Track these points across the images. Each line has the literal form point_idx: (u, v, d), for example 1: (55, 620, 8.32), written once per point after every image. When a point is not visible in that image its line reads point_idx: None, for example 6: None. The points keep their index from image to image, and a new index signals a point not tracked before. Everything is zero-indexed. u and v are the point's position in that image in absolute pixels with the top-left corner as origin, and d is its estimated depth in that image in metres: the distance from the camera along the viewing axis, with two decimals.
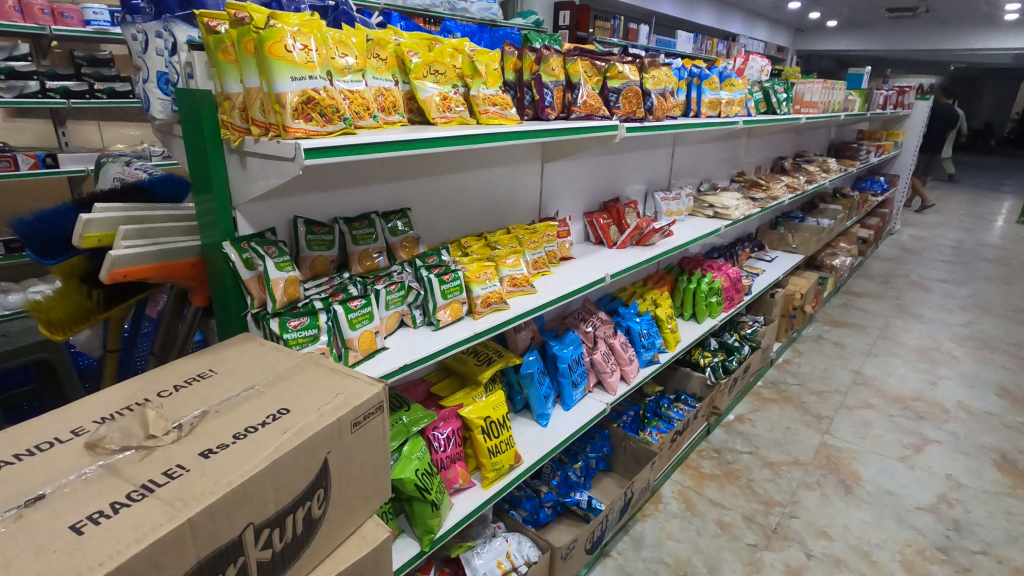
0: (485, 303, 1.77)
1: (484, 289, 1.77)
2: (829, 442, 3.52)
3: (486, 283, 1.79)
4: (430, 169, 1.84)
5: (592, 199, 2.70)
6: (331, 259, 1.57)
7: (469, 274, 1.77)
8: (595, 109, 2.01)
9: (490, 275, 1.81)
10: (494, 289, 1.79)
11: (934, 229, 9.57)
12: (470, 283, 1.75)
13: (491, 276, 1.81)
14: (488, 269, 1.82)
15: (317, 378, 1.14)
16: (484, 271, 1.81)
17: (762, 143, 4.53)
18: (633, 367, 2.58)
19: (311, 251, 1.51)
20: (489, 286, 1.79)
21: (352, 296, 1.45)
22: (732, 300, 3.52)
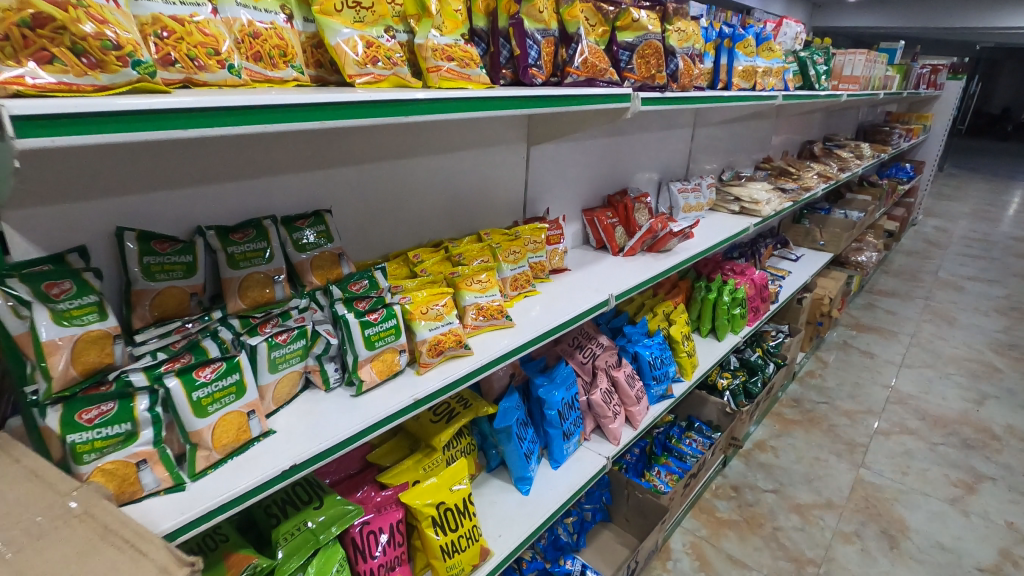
0: (436, 350, 1.22)
1: (433, 330, 1.23)
2: (864, 478, 3.02)
3: (438, 321, 1.24)
4: (360, 153, 1.28)
5: (593, 192, 2.14)
6: (191, 291, 1.03)
7: (412, 308, 1.23)
8: (598, 71, 1.44)
9: (444, 309, 1.27)
10: (449, 330, 1.25)
11: (958, 219, 8.97)
12: (412, 322, 1.21)
13: (447, 310, 1.27)
14: (442, 301, 1.28)
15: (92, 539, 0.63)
16: (435, 303, 1.27)
17: (791, 125, 3.94)
18: (642, 407, 2.05)
19: (154, 281, 0.98)
20: (443, 325, 1.25)
21: (206, 359, 0.90)
22: (758, 311, 2.98)
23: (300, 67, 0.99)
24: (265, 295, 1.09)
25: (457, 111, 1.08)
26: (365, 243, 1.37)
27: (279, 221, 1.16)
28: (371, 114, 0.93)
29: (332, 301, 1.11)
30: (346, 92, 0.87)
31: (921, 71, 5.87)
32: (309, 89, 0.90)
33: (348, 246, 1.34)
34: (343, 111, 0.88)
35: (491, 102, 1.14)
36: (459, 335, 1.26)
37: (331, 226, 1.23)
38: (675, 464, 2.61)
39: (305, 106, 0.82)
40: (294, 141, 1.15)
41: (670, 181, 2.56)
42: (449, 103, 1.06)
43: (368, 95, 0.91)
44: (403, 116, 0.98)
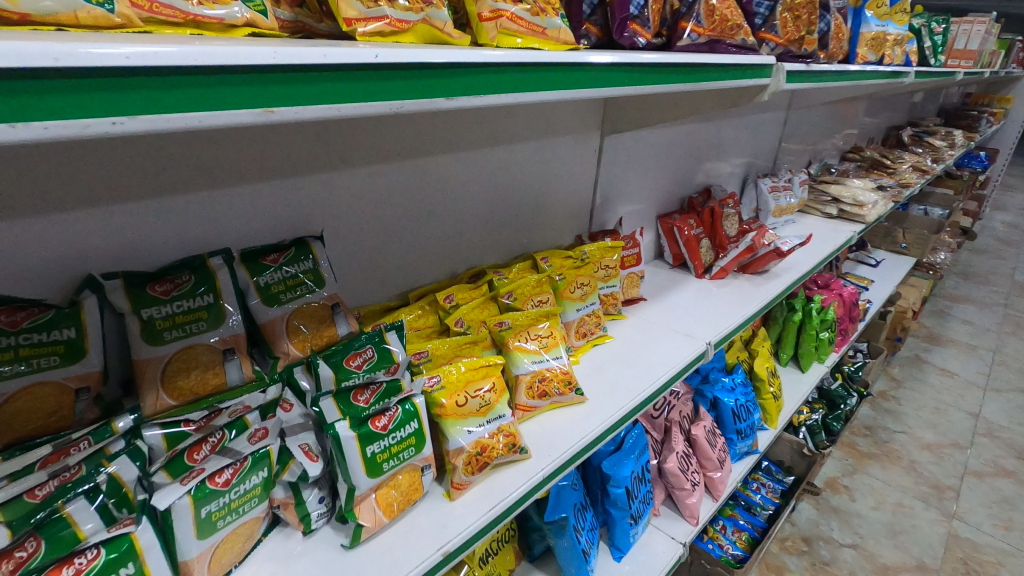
0: (479, 462, 0.79)
1: (474, 428, 0.80)
2: (959, 533, 2.56)
3: (481, 414, 0.82)
4: (368, 149, 0.84)
5: (672, 193, 1.66)
6: (83, 386, 0.61)
7: (440, 396, 0.80)
8: (727, 30, 0.96)
9: (490, 393, 0.84)
10: (498, 427, 0.82)
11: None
12: (445, 423, 0.78)
13: (494, 397, 0.84)
14: (487, 381, 0.85)
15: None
16: (476, 384, 0.83)
17: (881, 107, 3.36)
18: (725, 471, 1.61)
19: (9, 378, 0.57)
20: (488, 420, 0.82)
21: (66, 553, 0.51)
22: (845, 333, 2.49)
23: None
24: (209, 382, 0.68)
25: (531, 90, 0.63)
26: (374, 278, 0.94)
27: (238, 257, 0.74)
28: (380, 91, 0.48)
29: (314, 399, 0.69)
30: (320, 49, 0.42)
31: (1016, 47, 5.13)
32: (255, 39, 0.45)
33: (349, 282, 0.91)
34: (312, 89, 0.43)
35: (582, 70, 0.68)
36: (513, 431, 0.84)
37: (323, 260, 0.80)
38: (743, 517, 2.16)
39: (226, 74, 0.38)
40: (262, 132, 0.72)
41: (757, 177, 2.07)
42: (520, 72, 0.60)
43: (371, 55, 0.46)
44: (433, 97, 0.53)
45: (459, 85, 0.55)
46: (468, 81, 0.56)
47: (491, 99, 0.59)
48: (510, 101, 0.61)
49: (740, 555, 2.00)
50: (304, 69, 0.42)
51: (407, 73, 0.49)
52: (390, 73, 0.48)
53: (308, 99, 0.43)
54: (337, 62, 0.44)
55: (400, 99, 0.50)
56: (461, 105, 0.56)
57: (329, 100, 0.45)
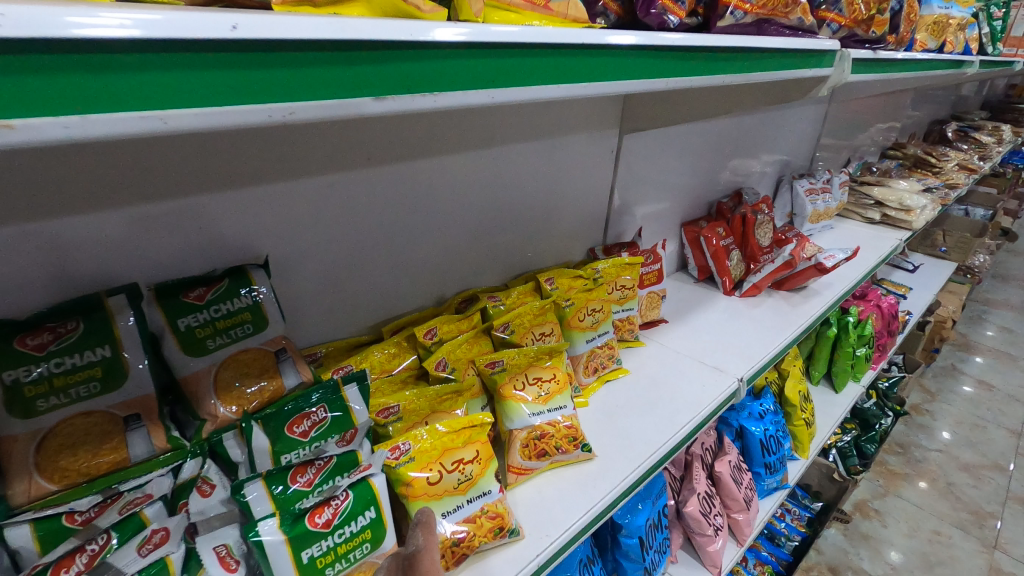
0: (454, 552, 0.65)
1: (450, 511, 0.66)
2: (1002, 567, 2.35)
3: (461, 491, 0.67)
4: (326, 154, 0.68)
5: (698, 197, 1.48)
6: None
7: (411, 469, 0.65)
8: (782, 8, 0.78)
9: (475, 461, 0.70)
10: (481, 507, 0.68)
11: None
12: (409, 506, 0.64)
13: (479, 468, 0.69)
14: (472, 445, 0.70)
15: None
16: (456, 451, 0.68)
17: (925, 99, 3.10)
18: (754, 512, 1.43)
19: None
20: (470, 498, 0.68)
21: None
22: (882, 348, 2.28)
23: None
24: (100, 461, 0.51)
25: (529, 84, 0.44)
26: (340, 308, 0.78)
27: (149, 296, 0.58)
28: (296, 88, 0.31)
29: (236, 486, 0.53)
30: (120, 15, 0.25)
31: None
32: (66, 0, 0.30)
33: (308, 314, 0.75)
34: (110, 81, 0.26)
35: (599, 55, 0.50)
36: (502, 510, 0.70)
37: (266, 292, 0.64)
38: (766, 548, 1.99)
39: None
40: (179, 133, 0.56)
41: (793, 177, 1.87)
42: (509, 58, 0.42)
43: (226, 24, 0.28)
44: (354, 97, 0.35)
45: (406, 77, 0.37)
46: (423, 72, 0.38)
47: (463, 97, 0.41)
48: (488, 101, 0.42)
49: None
50: (88, 50, 0.24)
51: (304, 58, 0.31)
52: (274, 58, 0.30)
53: (103, 102, 0.26)
54: (152, 35, 0.26)
55: (297, 100, 0.32)
56: (421, 107, 0.39)
57: (149, 103, 0.27)
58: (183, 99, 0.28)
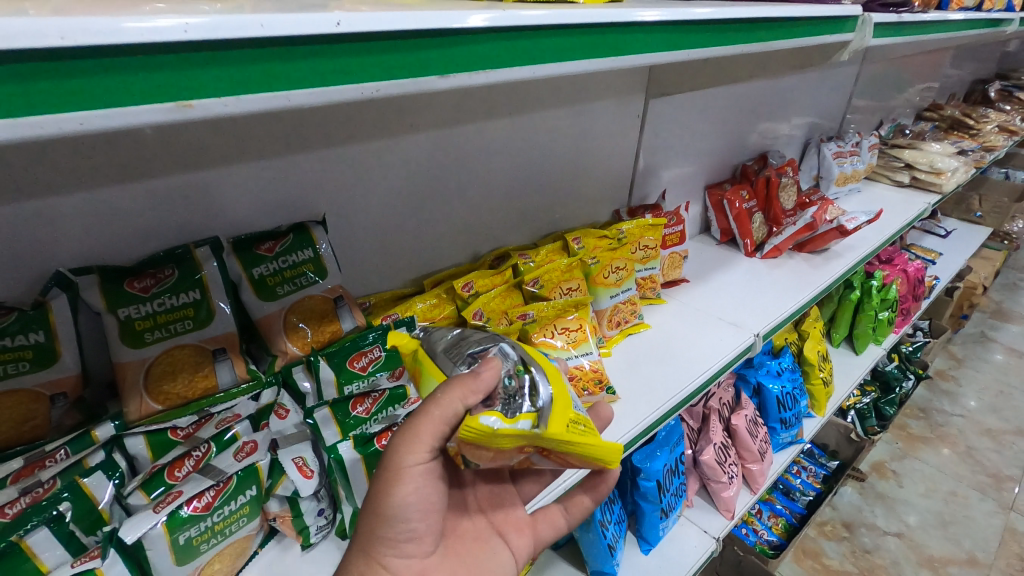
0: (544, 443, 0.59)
1: (505, 352, 0.57)
2: (1017, 528, 2.40)
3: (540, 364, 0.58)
4: (375, 122, 0.74)
5: (723, 160, 1.51)
6: (71, 388, 0.57)
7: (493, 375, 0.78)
8: None
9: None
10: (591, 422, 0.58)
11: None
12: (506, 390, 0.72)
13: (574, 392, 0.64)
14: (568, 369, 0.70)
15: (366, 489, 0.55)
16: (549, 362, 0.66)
17: (967, 57, 2.99)
18: (766, 465, 1.50)
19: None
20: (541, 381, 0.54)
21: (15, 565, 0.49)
22: (907, 312, 2.29)
23: None
24: (196, 387, 0.61)
25: (547, 63, 0.49)
26: (384, 263, 0.86)
27: (228, 248, 0.66)
28: (403, 69, 0.39)
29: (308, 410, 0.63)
30: (255, 18, 0.30)
31: None
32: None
33: (357, 268, 0.83)
34: (254, 70, 0.32)
35: (617, 33, 0.54)
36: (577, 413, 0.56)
37: (325, 246, 0.72)
38: (781, 502, 2.05)
39: (99, 57, 0.26)
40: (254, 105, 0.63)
41: (821, 140, 1.86)
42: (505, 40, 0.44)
43: (332, 22, 0.33)
44: (425, 76, 0.40)
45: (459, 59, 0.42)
46: (469, 55, 0.43)
47: (502, 74, 0.45)
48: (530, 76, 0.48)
49: (777, 542, 1.91)
50: (241, 45, 0.31)
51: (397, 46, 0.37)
52: (390, 46, 0.37)
53: (254, 83, 0.32)
54: (312, 34, 0.33)
55: (382, 80, 0.38)
56: (463, 83, 0.43)
57: (297, 85, 0.34)
58: (308, 81, 0.34)
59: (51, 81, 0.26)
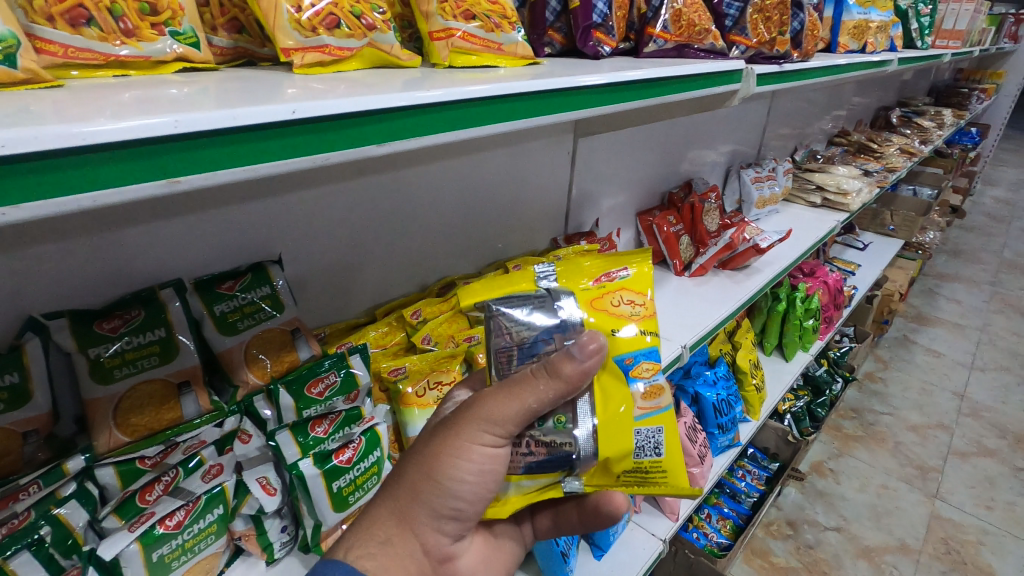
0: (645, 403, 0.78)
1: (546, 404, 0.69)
2: (942, 514, 2.60)
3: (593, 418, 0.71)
4: (326, 170, 0.82)
5: (651, 188, 1.65)
6: (44, 423, 0.61)
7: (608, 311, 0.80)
8: (692, 34, 0.93)
9: (640, 360, 0.77)
10: (656, 458, 0.77)
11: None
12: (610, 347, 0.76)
13: (649, 401, 0.77)
14: (643, 355, 0.77)
15: (429, 454, 0.66)
16: (620, 358, 0.76)
17: (868, 87, 3.31)
18: (705, 468, 1.61)
19: None
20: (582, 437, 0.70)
21: None
22: (830, 320, 2.50)
23: (193, 32, 0.55)
24: (164, 417, 0.65)
25: (463, 127, 0.59)
26: (338, 297, 0.93)
27: (189, 288, 0.72)
28: (341, 141, 0.47)
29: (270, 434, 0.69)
30: (229, 111, 0.39)
31: (1009, 20, 5.04)
32: (167, 80, 0.51)
33: (312, 302, 0.90)
34: (227, 150, 0.40)
35: (522, 100, 0.65)
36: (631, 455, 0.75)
37: (281, 282, 0.78)
38: (728, 505, 2.17)
39: (114, 149, 0.34)
40: None
41: (740, 167, 2.05)
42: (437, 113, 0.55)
43: (287, 112, 0.42)
44: (363, 146, 0.49)
45: (389, 131, 0.51)
46: (398, 125, 0.51)
47: (431, 138, 0.56)
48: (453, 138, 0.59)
49: (725, 543, 2.02)
50: (213, 132, 0.38)
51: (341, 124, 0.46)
52: (328, 125, 0.46)
53: (227, 160, 0.40)
54: (270, 119, 0.41)
55: (330, 150, 0.47)
56: (400, 148, 0.53)
57: (257, 158, 0.42)
58: (265, 154, 0.42)
59: (58, 174, 0.32)
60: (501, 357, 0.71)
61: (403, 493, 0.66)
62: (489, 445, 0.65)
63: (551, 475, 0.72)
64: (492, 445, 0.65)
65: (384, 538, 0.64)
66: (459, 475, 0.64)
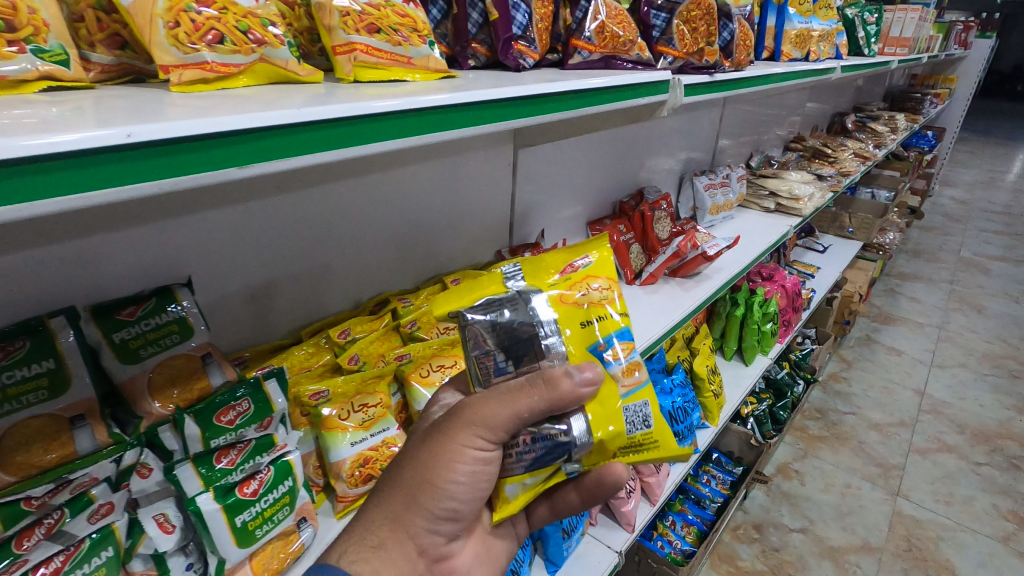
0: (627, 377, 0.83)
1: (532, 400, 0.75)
2: (904, 512, 2.64)
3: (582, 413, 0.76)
4: (239, 188, 0.79)
5: (601, 198, 1.65)
6: None
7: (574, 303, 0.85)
8: (618, 44, 0.92)
9: (612, 343, 0.84)
10: (647, 430, 0.81)
11: (989, 177, 8.15)
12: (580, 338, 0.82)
13: (629, 378, 0.83)
14: (614, 337, 0.84)
15: (424, 458, 0.73)
16: (592, 348, 0.82)
17: (823, 94, 3.38)
18: (661, 477, 1.61)
19: None
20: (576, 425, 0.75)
21: None
22: (789, 322, 2.53)
23: (61, 48, 0.52)
24: (53, 454, 0.60)
25: (354, 144, 0.56)
26: (261, 318, 0.90)
27: (86, 315, 0.69)
28: (202, 163, 0.44)
29: (170, 468, 0.66)
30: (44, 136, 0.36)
31: (958, 28, 5.23)
32: (27, 100, 0.48)
33: (231, 325, 0.86)
34: (47, 180, 0.36)
35: (426, 114, 0.63)
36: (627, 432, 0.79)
37: (190, 307, 0.75)
38: (692, 512, 2.18)
39: None
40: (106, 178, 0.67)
41: (694, 174, 2.06)
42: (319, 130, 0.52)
43: (120, 135, 0.39)
44: (229, 167, 0.46)
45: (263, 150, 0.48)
46: (271, 145, 0.49)
47: (315, 157, 0.53)
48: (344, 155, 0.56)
49: (689, 550, 2.02)
50: (20, 161, 0.35)
51: (197, 145, 0.43)
52: (179, 147, 0.42)
53: (48, 190, 0.37)
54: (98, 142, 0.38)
55: (185, 174, 0.44)
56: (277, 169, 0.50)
57: (87, 186, 0.38)
58: (97, 181, 0.39)
59: None
60: (482, 366, 0.76)
61: (400, 498, 0.73)
62: (482, 450, 0.72)
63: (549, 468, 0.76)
64: (482, 448, 0.72)
65: (377, 541, 0.72)
66: (452, 477, 0.71)
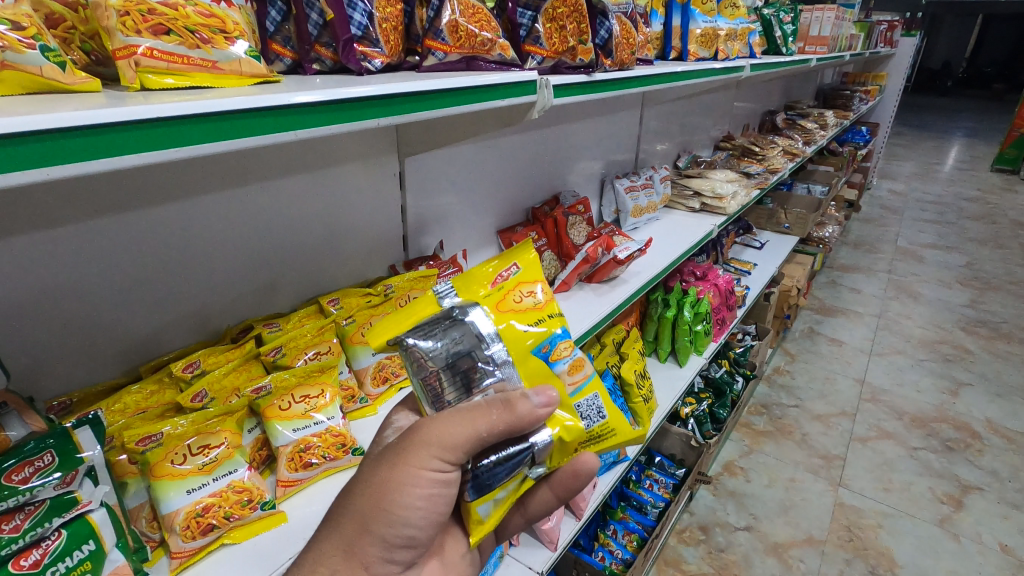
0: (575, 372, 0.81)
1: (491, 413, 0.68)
2: (845, 502, 2.67)
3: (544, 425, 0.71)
4: (42, 212, 0.71)
5: (513, 205, 1.60)
6: None
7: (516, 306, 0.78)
8: (474, 42, 0.87)
9: (556, 342, 0.79)
10: (603, 420, 0.82)
11: (924, 168, 8.48)
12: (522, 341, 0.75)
13: (575, 374, 0.81)
14: (557, 337, 0.79)
15: (376, 484, 0.65)
16: (538, 350, 0.77)
17: (750, 93, 3.43)
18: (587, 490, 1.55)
19: None
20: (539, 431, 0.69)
21: None
22: (723, 321, 2.53)
23: None
24: None
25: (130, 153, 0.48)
26: (93, 354, 0.81)
27: None
28: None
29: None
30: None
31: (883, 27, 5.42)
32: None
33: (51, 364, 0.77)
34: None
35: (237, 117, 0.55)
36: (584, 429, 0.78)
37: None
38: (634, 518, 2.13)
39: None
40: None
41: (615, 177, 2.04)
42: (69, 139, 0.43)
43: None
44: None
45: None
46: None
47: (62, 169, 0.44)
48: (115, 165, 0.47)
49: (630, 559, 1.98)
50: None
51: None
52: None
53: None
54: None
55: None
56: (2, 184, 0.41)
57: None
58: None
59: None
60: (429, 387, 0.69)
61: (350, 528, 0.65)
62: (438, 472, 0.65)
63: (516, 476, 0.69)
64: (442, 470, 0.65)
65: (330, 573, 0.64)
66: (408, 502, 0.64)
